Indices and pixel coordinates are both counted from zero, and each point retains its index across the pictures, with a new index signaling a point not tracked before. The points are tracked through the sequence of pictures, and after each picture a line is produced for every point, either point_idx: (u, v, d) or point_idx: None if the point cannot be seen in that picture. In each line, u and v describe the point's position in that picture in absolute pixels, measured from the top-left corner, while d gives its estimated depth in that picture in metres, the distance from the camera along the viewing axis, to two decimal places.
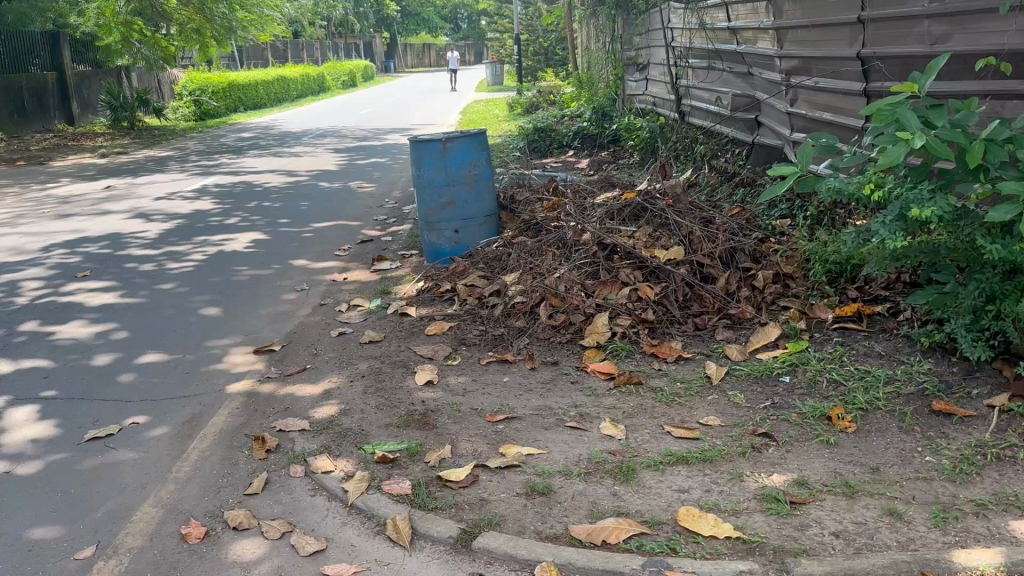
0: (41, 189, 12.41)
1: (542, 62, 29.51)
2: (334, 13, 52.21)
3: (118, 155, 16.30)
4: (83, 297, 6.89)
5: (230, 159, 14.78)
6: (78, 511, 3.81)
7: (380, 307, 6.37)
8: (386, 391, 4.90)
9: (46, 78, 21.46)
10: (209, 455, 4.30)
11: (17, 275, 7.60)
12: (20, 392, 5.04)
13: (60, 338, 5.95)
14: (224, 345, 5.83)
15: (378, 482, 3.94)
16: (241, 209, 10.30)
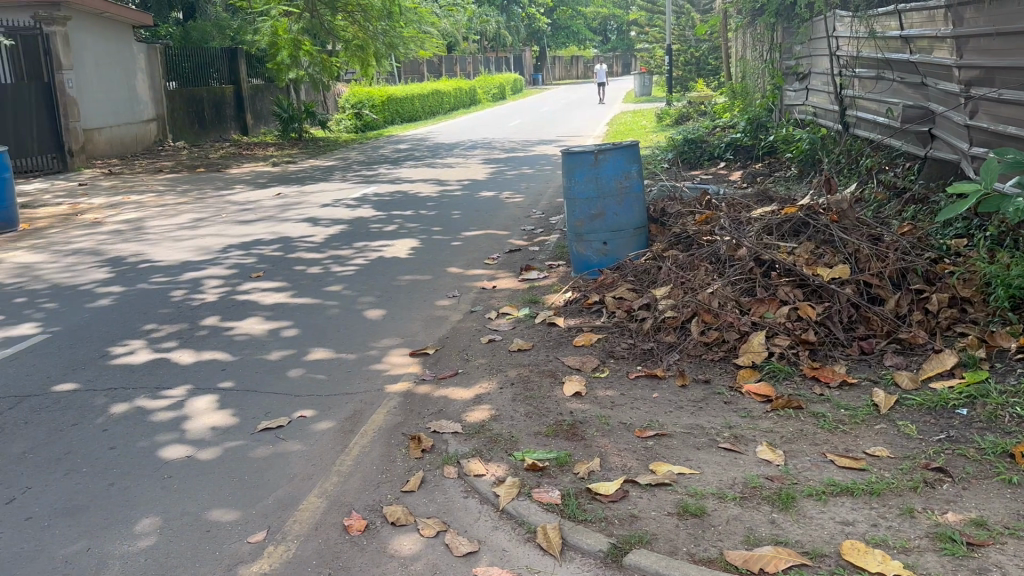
0: (220, 195, 13.43)
1: (693, 71, 29.04)
2: (488, 28, 53.53)
3: (287, 163, 17.41)
4: (258, 296, 7.39)
5: (387, 169, 15.43)
6: (251, 496, 4.06)
7: (528, 316, 6.46)
8: (535, 399, 4.94)
9: (224, 91, 23.22)
10: (369, 451, 4.49)
11: (200, 273, 8.25)
12: (202, 382, 5.46)
13: (238, 333, 6.41)
14: (383, 346, 6.08)
15: (528, 489, 3.98)
16: (399, 217, 10.72)
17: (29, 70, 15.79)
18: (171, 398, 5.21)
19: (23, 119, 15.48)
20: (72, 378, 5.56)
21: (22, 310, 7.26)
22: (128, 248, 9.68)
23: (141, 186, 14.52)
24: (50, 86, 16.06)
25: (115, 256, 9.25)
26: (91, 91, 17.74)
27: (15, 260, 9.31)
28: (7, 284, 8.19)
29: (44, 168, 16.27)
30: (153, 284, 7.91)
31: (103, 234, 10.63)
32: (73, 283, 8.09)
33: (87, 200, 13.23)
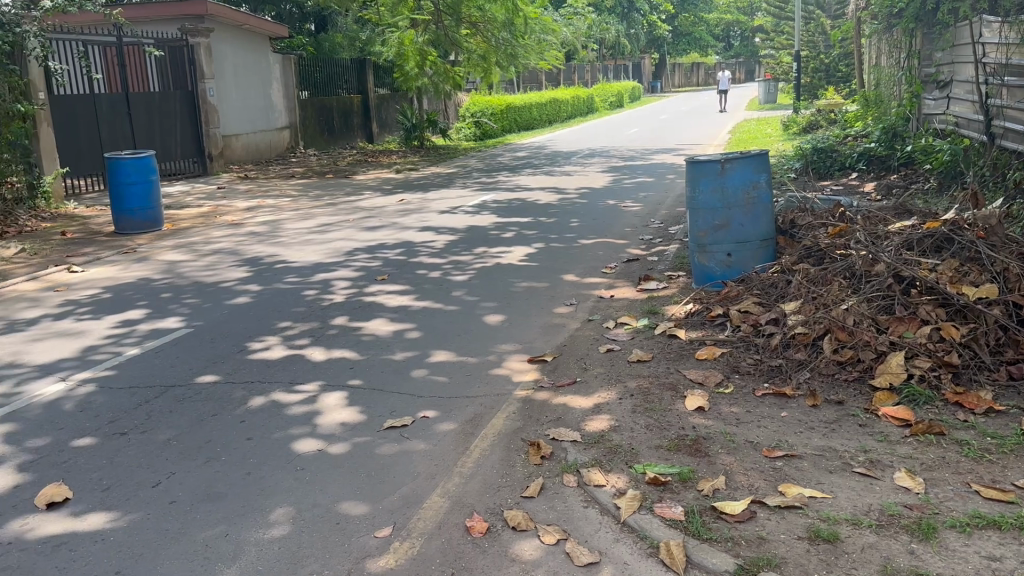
0: (347, 200, 13.95)
1: (823, 79, 28.00)
2: (608, 36, 53.35)
3: (410, 170, 17.90)
4: (383, 298, 7.62)
5: (507, 177, 15.61)
6: (378, 492, 4.18)
7: (648, 326, 6.37)
8: (656, 412, 4.86)
9: (352, 100, 24.15)
10: (489, 455, 4.52)
11: (329, 275, 8.58)
12: (331, 379, 5.67)
13: (364, 333, 6.62)
14: (502, 352, 6.14)
15: (650, 502, 3.91)
16: (518, 224, 10.82)
17: (176, 79, 16.85)
18: (302, 394, 5.43)
19: (170, 126, 16.54)
20: (213, 371, 5.90)
21: (169, 305, 7.75)
22: (263, 249, 10.18)
23: (275, 191, 15.26)
24: (194, 95, 17.14)
25: (251, 256, 9.75)
26: (230, 100, 18.78)
27: (162, 258, 9.96)
28: (155, 280, 8.77)
29: (187, 172, 17.34)
30: (286, 284, 8.28)
31: (240, 235, 11.23)
32: (214, 281, 8.58)
33: (226, 203, 14.02)
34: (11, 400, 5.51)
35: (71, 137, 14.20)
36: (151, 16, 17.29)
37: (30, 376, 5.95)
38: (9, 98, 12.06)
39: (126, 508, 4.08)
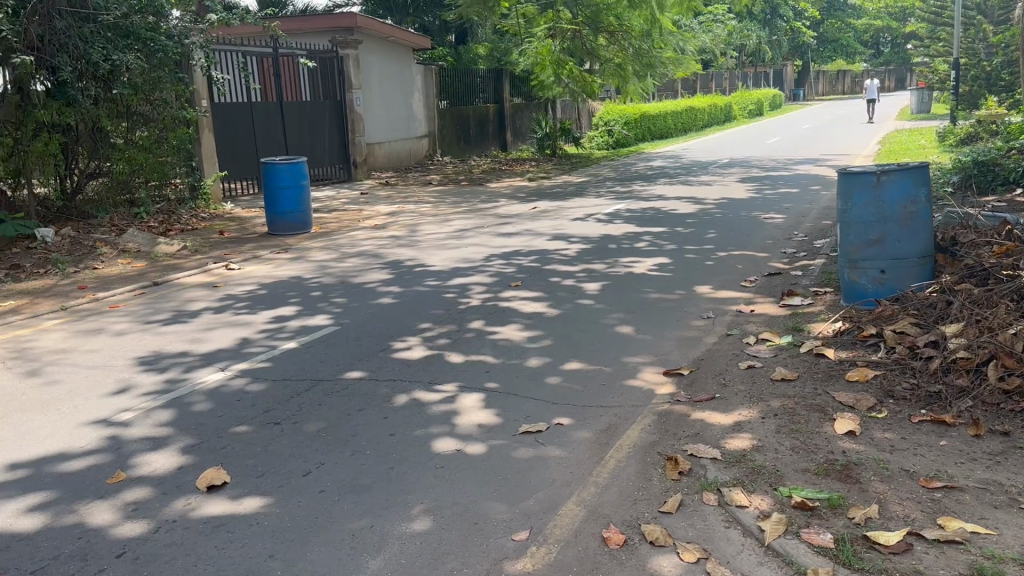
0: (483, 207, 14.19)
1: (984, 87, 26.17)
2: (748, 43, 52.01)
3: (543, 179, 18.03)
4: (518, 304, 7.71)
5: (641, 186, 15.48)
6: (515, 495, 4.21)
7: (792, 344, 6.14)
8: (802, 434, 4.67)
9: (488, 109, 24.72)
10: (626, 466, 4.47)
11: (466, 279, 8.76)
12: (467, 381, 5.77)
13: (499, 338, 6.70)
14: (637, 363, 6.07)
15: (797, 527, 3.76)
16: (653, 234, 10.70)
17: (325, 88, 17.66)
18: (441, 393, 5.56)
19: (318, 134, 17.37)
20: (356, 368, 6.13)
21: (317, 303, 8.13)
22: (403, 253, 10.51)
23: (414, 197, 15.75)
24: (340, 104, 17.95)
25: (392, 259, 10.10)
26: (374, 108, 19.53)
27: (310, 258, 10.46)
28: (304, 279, 9.22)
29: (333, 177, 18.24)
30: (424, 287, 8.52)
31: (382, 239, 11.64)
32: (358, 282, 8.94)
33: (368, 208, 14.56)
34: (176, 386, 5.92)
35: (230, 143, 15.13)
36: (304, 29, 18.17)
37: (193, 365, 6.38)
38: (176, 105, 13.03)
39: (277, 495, 4.30)
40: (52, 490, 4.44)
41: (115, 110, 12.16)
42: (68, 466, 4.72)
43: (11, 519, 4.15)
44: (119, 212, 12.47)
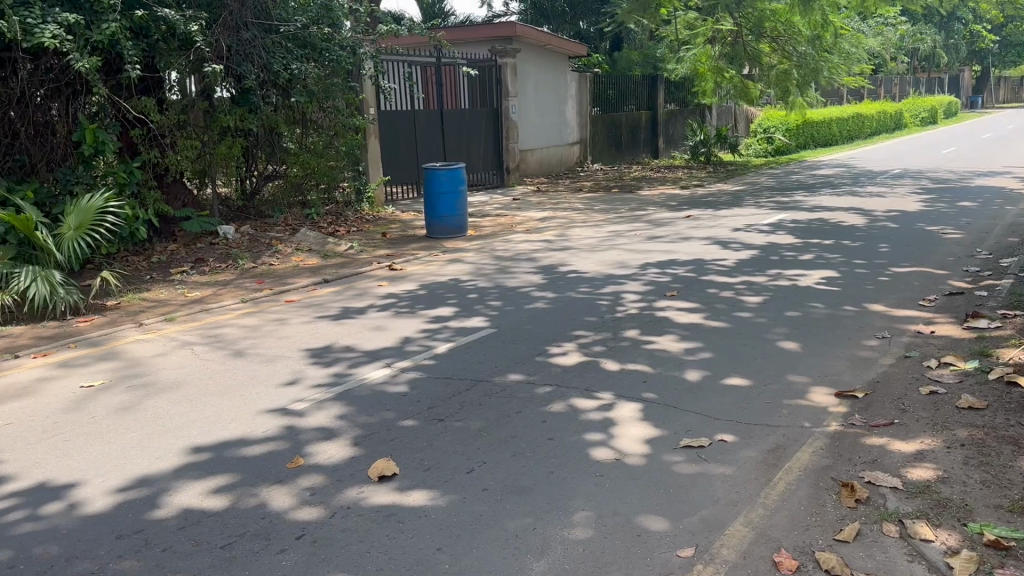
0: (636, 214, 14.05)
1: None
2: (922, 48, 48.89)
3: (697, 187, 17.64)
4: (674, 314, 7.58)
5: (804, 196, 14.87)
6: (678, 510, 4.13)
7: (979, 371, 5.70)
8: (993, 467, 4.33)
9: (641, 116, 24.59)
10: (796, 489, 4.30)
11: (621, 287, 8.71)
12: (626, 391, 5.72)
13: (658, 349, 6.61)
14: (804, 382, 5.81)
15: (990, 567, 3.48)
16: (818, 247, 10.24)
17: (484, 96, 18.11)
18: (599, 401, 5.56)
19: (474, 141, 17.83)
20: (514, 372, 6.22)
21: (475, 305, 8.31)
22: (557, 258, 10.58)
23: (566, 203, 15.82)
24: (497, 111, 18.36)
25: (546, 264, 10.18)
26: (530, 115, 19.82)
27: (467, 260, 10.71)
28: (463, 281, 9.46)
29: (487, 183, 18.65)
30: (578, 294, 8.54)
31: (536, 243, 11.75)
32: (513, 286, 9.07)
33: (522, 213, 14.75)
34: (345, 380, 6.21)
35: (394, 148, 15.80)
36: (468, 38, 18.68)
37: (359, 360, 6.68)
38: (346, 113, 13.72)
39: (443, 490, 4.42)
40: (236, 472, 4.77)
41: (291, 116, 13.01)
42: (250, 450, 5.06)
43: (201, 496, 4.49)
44: (292, 213, 13.36)
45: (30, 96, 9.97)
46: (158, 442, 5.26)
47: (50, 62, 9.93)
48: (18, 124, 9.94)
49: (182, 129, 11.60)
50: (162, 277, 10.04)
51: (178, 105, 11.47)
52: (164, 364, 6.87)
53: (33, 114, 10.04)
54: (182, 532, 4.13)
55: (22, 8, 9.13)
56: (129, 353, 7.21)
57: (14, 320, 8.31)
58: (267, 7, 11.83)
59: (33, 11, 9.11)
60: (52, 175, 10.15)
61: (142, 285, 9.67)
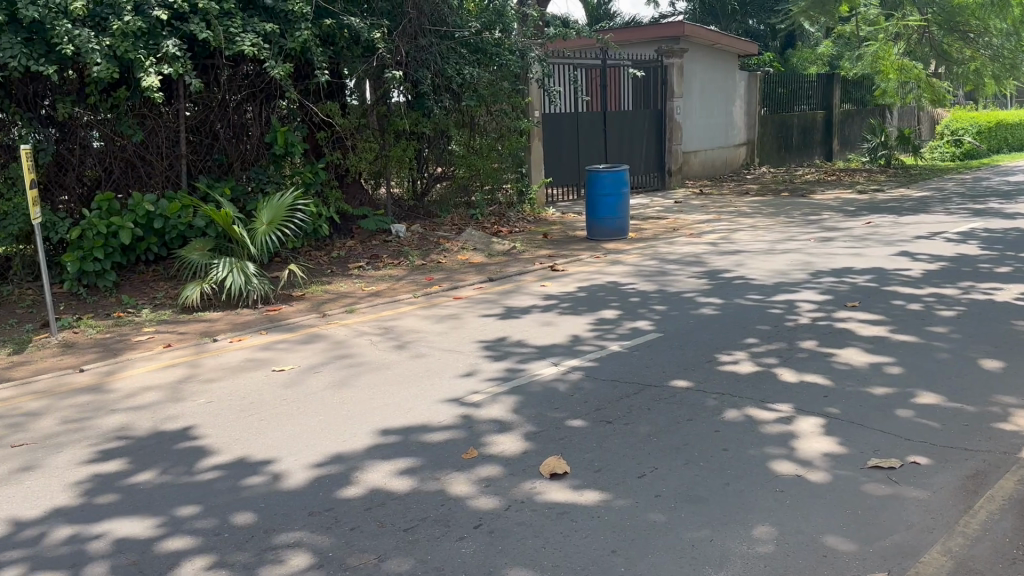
0: (808, 219, 13.48)
1: None
2: None
3: (876, 192, 16.68)
4: (855, 326, 7.23)
5: (999, 204, 13.72)
6: (867, 533, 3.94)
7: None
8: None
9: (813, 116, 23.60)
10: (1000, 519, 4.00)
11: (794, 295, 8.39)
12: (805, 404, 5.52)
13: (838, 361, 6.33)
14: (1007, 404, 5.38)
15: None
16: (1017, 259, 9.43)
17: (647, 97, 17.97)
18: (776, 413, 5.40)
19: (637, 143, 17.72)
20: (685, 378, 6.14)
21: (640, 309, 8.26)
22: (724, 263, 10.33)
23: (732, 206, 15.39)
24: (661, 112, 18.16)
25: (713, 269, 9.96)
26: (695, 116, 19.47)
27: (630, 262, 10.67)
28: (626, 284, 9.43)
29: (649, 185, 18.50)
30: (749, 301, 8.31)
31: (702, 247, 11.52)
32: (679, 291, 8.94)
33: (686, 216, 14.50)
34: (516, 375, 6.36)
35: (558, 150, 15.96)
36: (634, 40, 18.57)
37: (529, 357, 6.82)
38: (513, 116, 14.04)
39: (616, 492, 4.45)
40: (418, 457, 5.00)
41: (462, 119, 13.43)
42: (429, 437, 5.28)
43: (385, 479, 4.74)
44: (458, 212, 13.80)
45: (228, 100, 10.78)
46: (344, 425, 5.59)
47: (248, 68, 10.75)
48: (217, 126, 10.75)
49: (362, 132, 12.23)
50: (341, 271, 10.63)
51: (358, 109, 12.11)
52: (346, 354, 7.30)
53: (231, 115, 10.84)
54: (368, 513, 4.38)
55: (225, 18, 9.90)
56: (313, 342, 7.70)
57: (212, 307, 9.09)
58: (443, 15, 12.30)
59: (235, 22, 9.88)
60: (246, 173, 10.99)
61: (323, 278, 10.30)
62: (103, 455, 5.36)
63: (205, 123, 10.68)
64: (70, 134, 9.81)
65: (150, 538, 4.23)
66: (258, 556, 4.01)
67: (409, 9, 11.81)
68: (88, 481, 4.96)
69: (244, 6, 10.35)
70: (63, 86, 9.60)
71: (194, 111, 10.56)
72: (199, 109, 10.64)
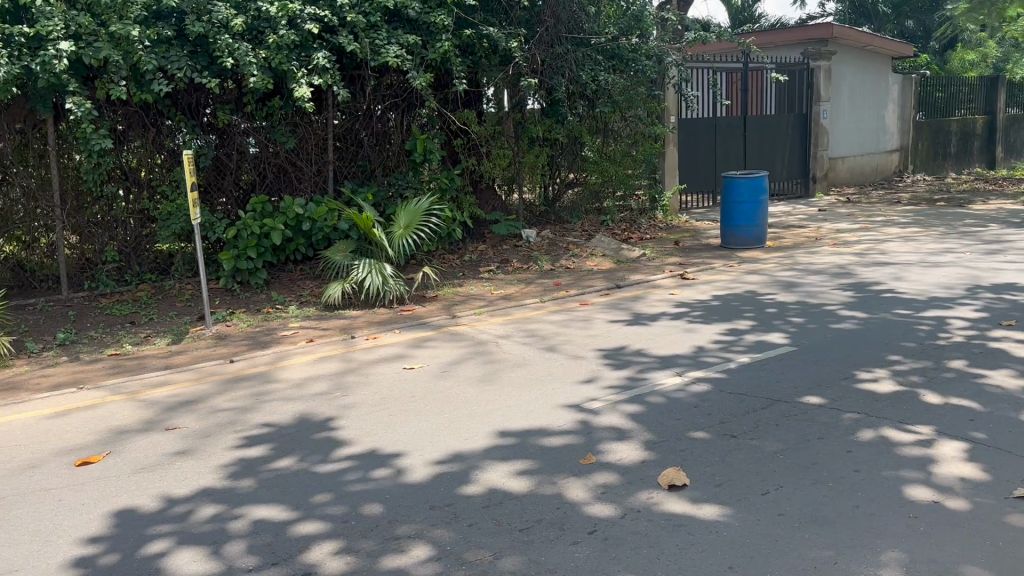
0: (966, 231, 12.61)
1: None
2: None
3: None
4: (1011, 346, 6.72)
5: None
6: (1008, 567, 3.67)
7: None
8: None
9: (975, 120, 22.08)
10: None
11: (945, 311, 7.88)
12: (948, 427, 5.19)
13: (989, 383, 5.91)
14: None
15: None
16: None
17: (791, 102, 17.35)
18: (916, 435, 5.10)
19: (779, 149, 17.11)
20: (817, 394, 5.90)
21: (774, 321, 8.00)
22: (868, 275, 9.83)
23: (881, 216, 14.61)
24: (805, 117, 17.51)
25: (857, 281, 9.49)
26: (842, 121, 18.63)
27: (766, 272, 10.35)
28: (761, 294, 9.15)
29: (790, 193, 17.84)
30: (894, 316, 7.88)
31: (845, 257, 11.01)
32: (818, 303, 8.59)
33: (829, 224, 13.89)
34: (640, 384, 6.32)
35: (694, 156, 15.65)
36: (778, 43, 18.01)
37: (654, 366, 6.75)
38: (648, 121, 13.96)
39: (736, 507, 4.34)
40: (537, 460, 5.07)
41: (595, 125, 13.50)
42: (549, 441, 5.34)
43: (505, 479, 4.84)
44: (589, 218, 13.82)
45: (373, 109, 11.29)
46: (468, 424, 5.74)
47: (392, 78, 11.19)
48: (361, 134, 11.29)
49: (497, 139, 12.50)
50: (472, 274, 10.90)
51: (494, 117, 12.40)
52: (474, 354, 7.48)
53: (375, 124, 11.35)
54: (485, 511, 4.48)
55: (371, 31, 10.36)
56: (443, 343, 7.94)
57: (351, 306, 9.52)
58: (580, 22, 12.29)
59: (381, 34, 10.32)
60: (387, 179, 11.49)
61: (455, 281, 10.59)
62: (247, 441, 5.75)
63: (351, 131, 11.22)
64: (229, 140, 10.52)
65: (284, 522, 4.50)
66: (380, 545, 4.19)
67: (546, 18, 11.88)
68: (233, 465, 5.33)
69: (389, 18, 10.79)
70: (224, 96, 10.31)
71: (341, 120, 11.11)
72: (345, 118, 11.18)
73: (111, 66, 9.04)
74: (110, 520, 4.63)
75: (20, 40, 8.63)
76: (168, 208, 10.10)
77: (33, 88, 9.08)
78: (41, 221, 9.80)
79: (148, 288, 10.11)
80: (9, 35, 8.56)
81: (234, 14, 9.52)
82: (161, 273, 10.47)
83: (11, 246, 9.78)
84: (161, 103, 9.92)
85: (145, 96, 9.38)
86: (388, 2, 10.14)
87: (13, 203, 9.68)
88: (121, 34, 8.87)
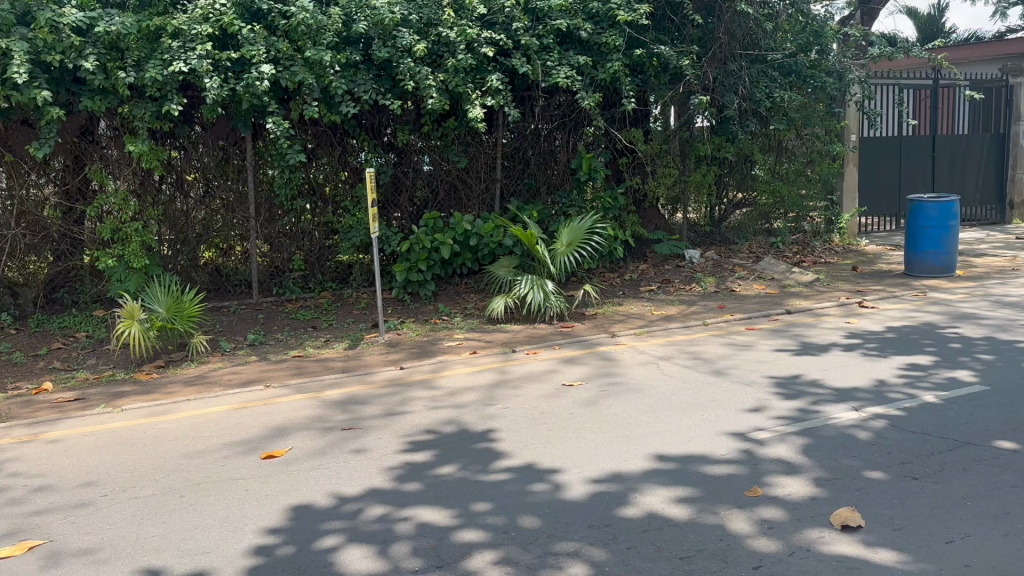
0: None
1: None
2: None
3: None
4: None
5: None
6: None
7: None
8: None
9: None
10: None
11: None
12: None
13: None
14: None
15: None
16: None
17: (986, 121, 16.12)
18: None
19: (971, 170, 15.91)
20: (1009, 438, 5.44)
21: (959, 357, 7.43)
22: None
23: None
24: (1003, 137, 16.20)
25: None
26: None
27: (952, 303, 9.63)
28: (946, 327, 8.53)
29: (982, 219, 16.55)
30: None
31: None
32: (1013, 339, 7.90)
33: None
34: (809, 416, 6.06)
35: (875, 178, 14.82)
36: (973, 58, 16.87)
37: (826, 398, 6.44)
38: (826, 140, 13.40)
39: (916, 555, 4.07)
40: (698, 488, 4.97)
41: (768, 144, 13.12)
42: (711, 469, 5.23)
43: (664, 504, 4.78)
44: (758, 240, 13.41)
45: (540, 128, 11.54)
46: (628, 445, 5.71)
47: (561, 98, 11.37)
48: (529, 153, 11.57)
49: (664, 158, 12.42)
50: (633, 293, 10.86)
51: (661, 136, 12.31)
52: (634, 374, 7.44)
53: (542, 143, 11.59)
54: (644, 535, 4.44)
55: (544, 52, 10.57)
56: (603, 361, 7.94)
57: (513, 321, 9.73)
58: (757, 39, 11.91)
59: (553, 56, 10.51)
60: (551, 197, 11.71)
61: (616, 299, 10.59)
62: (415, 446, 5.99)
63: (519, 150, 11.53)
64: (406, 159, 11.06)
65: (447, 527, 4.66)
66: (539, 559, 4.25)
67: (721, 35, 11.56)
68: (400, 468, 5.58)
69: (561, 40, 10.97)
70: (404, 117, 10.87)
71: (510, 139, 11.44)
72: (514, 138, 11.48)
73: (305, 88, 9.72)
74: (289, 513, 4.97)
75: (227, 64, 9.46)
76: (349, 221, 10.75)
77: (236, 109, 9.93)
78: (237, 230, 10.67)
79: (328, 296, 10.82)
80: (218, 60, 9.39)
81: (417, 40, 9.98)
82: (341, 282, 11.18)
83: (209, 253, 10.64)
84: (347, 124, 10.55)
85: (334, 117, 10.04)
86: (561, 24, 10.31)
87: (213, 213, 10.53)
88: (315, 60, 9.52)
